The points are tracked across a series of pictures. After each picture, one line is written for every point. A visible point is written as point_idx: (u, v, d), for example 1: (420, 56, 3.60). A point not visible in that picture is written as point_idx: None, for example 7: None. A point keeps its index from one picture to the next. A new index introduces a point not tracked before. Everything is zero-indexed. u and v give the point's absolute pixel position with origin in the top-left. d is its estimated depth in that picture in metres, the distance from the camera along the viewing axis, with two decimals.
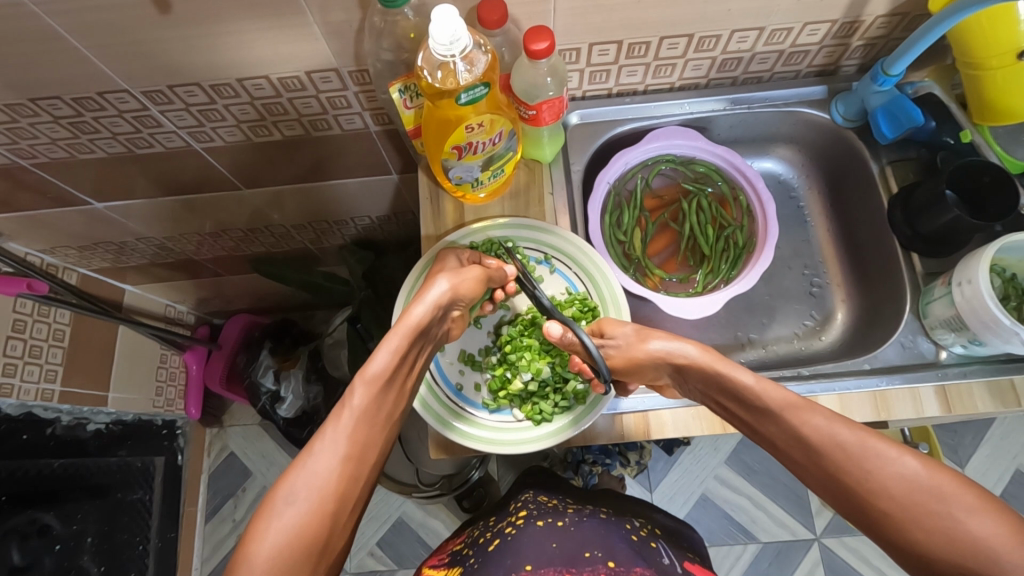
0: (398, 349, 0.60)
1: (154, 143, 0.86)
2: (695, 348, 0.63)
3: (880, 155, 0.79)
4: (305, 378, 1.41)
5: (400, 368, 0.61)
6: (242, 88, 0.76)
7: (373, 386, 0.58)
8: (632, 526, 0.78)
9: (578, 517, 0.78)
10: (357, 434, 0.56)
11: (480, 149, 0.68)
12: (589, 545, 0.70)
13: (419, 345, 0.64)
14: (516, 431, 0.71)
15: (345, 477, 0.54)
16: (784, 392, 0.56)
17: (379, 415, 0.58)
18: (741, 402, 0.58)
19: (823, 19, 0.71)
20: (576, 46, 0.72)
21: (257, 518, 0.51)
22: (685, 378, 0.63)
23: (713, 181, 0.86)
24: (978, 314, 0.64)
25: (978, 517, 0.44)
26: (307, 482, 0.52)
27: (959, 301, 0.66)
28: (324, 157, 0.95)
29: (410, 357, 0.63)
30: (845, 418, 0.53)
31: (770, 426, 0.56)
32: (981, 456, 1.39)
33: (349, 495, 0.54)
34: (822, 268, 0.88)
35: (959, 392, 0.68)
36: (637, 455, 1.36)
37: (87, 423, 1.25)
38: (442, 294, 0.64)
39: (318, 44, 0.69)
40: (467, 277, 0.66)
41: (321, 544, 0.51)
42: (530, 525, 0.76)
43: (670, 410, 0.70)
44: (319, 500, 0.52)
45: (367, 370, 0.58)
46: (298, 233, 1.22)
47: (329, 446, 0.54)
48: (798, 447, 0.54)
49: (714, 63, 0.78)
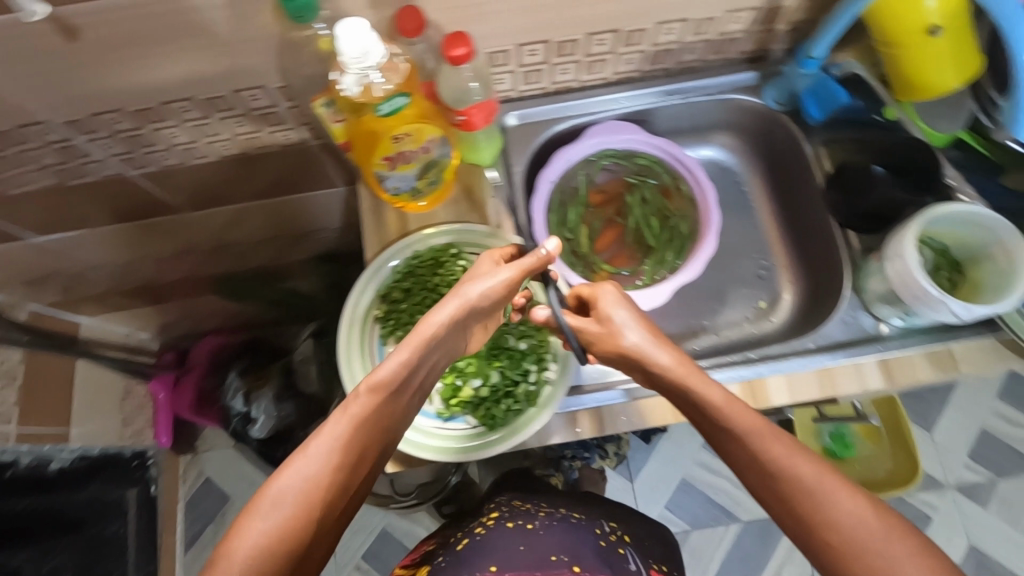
0: (406, 361, 0.57)
1: (86, 172, 0.84)
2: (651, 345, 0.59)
3: (813, 136, 0.81)
4: (276, 397, 1.37)
5: (407, 381, 0.58)
6: (169, 111, 0.74)
7: (378, 394, 0.55)
8: (601, 530, 0.79)
9: (549, 520, 0.78)
10: (353, 440, 0.53)
11: (412, 158, 0.67)
12: (556, 548, 0.71)
13: (433, 356, 0.61)
14: (470, 438, 0.69)
15: (335, 484, 0.51)
16: (752, 415, 0.54)
17: (379, 423, 0.56)
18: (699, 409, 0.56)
19: (745, 6, 0.72)
20: (504, 48, 0.71)
21: (241, 514, 0.48)
22: (653, 381, 0.60)
23: (656, 172, 0.86)
24: (910, 283, 0.64)
25: (914, 560, 0.46)
26: (295, 485, 0.50)
27: (895, 274, 0.66)
28: (267, 173, 0.93)
29: (421, 367, 0.60)
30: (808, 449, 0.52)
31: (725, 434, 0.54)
32: (948, 421, 1.43)
33: (336, 502, 0.52)
34: (769, 251, 0.89)
35: (900, 363, 0.70)
36: (616, 446, 1.40)
37: (50, 461, 1.21)
38: (464, 305, 0.60)
39: (240, 61, 0.68)
40: (495, 286, 0.61)
41: (300, 554, 0.49)
42: (500, 526, 0.77)
43: (622, 403, 0.71)
44: (305, 505, 0.49)
45: (374, 377, 0.56)
46: (253, 251, 1.20)
47: (322, 450, 0.52)
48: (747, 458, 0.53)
49: (645, 56, 0.79)
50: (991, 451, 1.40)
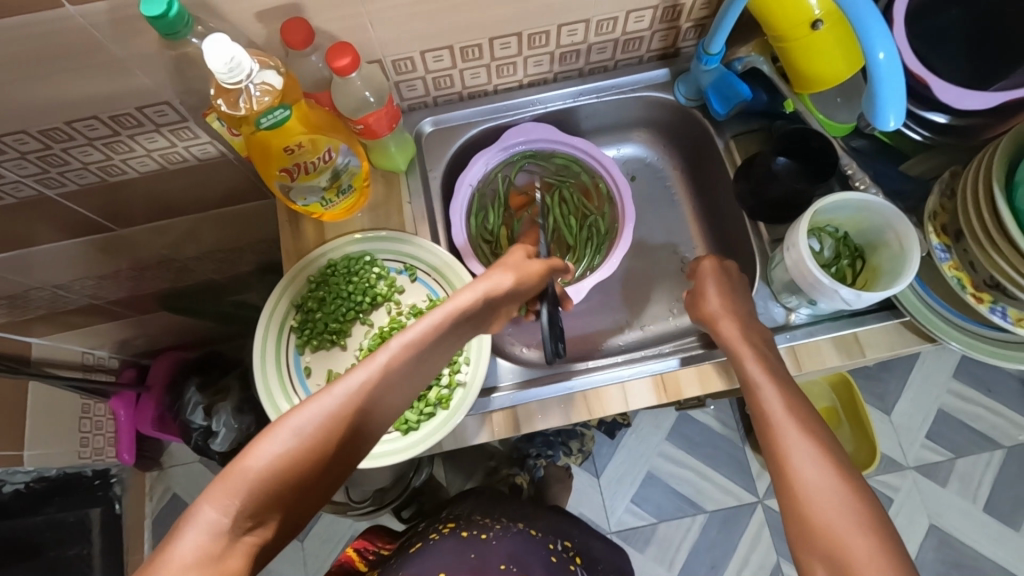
0: (440, 323, 0.53)
1: (3, 195, 0.83)
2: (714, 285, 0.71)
3: (723, 130, 0.82)
4: (236, 410, 1.37)
5: (440, 348, 0.54)
6: (75, 130, 0.74)
7: (416, 347, 0.51)
8: (554, 547, 0.83)
9: (502, 532, 0.81)
10: (379, 393, 0.48)
11: (313, 168, 0.67)
12: (507, 558, 0.75)
13: (466, 328, 0.57)
14: (384, 444, 0.70)
15: (356, 427, 0.47)
16: (800, 411, 0.56)
17: (416, 379, 0.51)
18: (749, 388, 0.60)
19: (643, 6, 0.73)
20: (407, 56, 0.72)
21: (260, 435, 0.44)
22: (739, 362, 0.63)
23: (574, 171, 0.87)
24: (806, 272, 0.65)
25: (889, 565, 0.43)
26: (317, 419, 0.45)
27: (793, 265, 0.67)
28: (195, 190, 0.94)
29: (455, 337, 0.56)
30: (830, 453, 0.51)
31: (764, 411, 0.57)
32: (905, 401, 1.45)
33: (349, 451, 0.47)
34: (691, 245, 0.90)
35: (807, 350, 0.71)
36: (579, 442, 1.42)
37: (3, 486, 1.24)
38: (501, 287, 0.59)
39: (139, 78, 0.68)
40: (523, 273, 0.63)
41: (303, 489, 0.44)
42: (454, 534, 0.80)
43: (537, 401, 0.72)
44: (323, 444, 0.44)
45: (410, 332, 0.51)
46: (197, 265, 1.20)
47: (351, 391, 0.47)
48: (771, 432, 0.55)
49: (554, 57, 0.80)
50: (948, 429, 1.42)
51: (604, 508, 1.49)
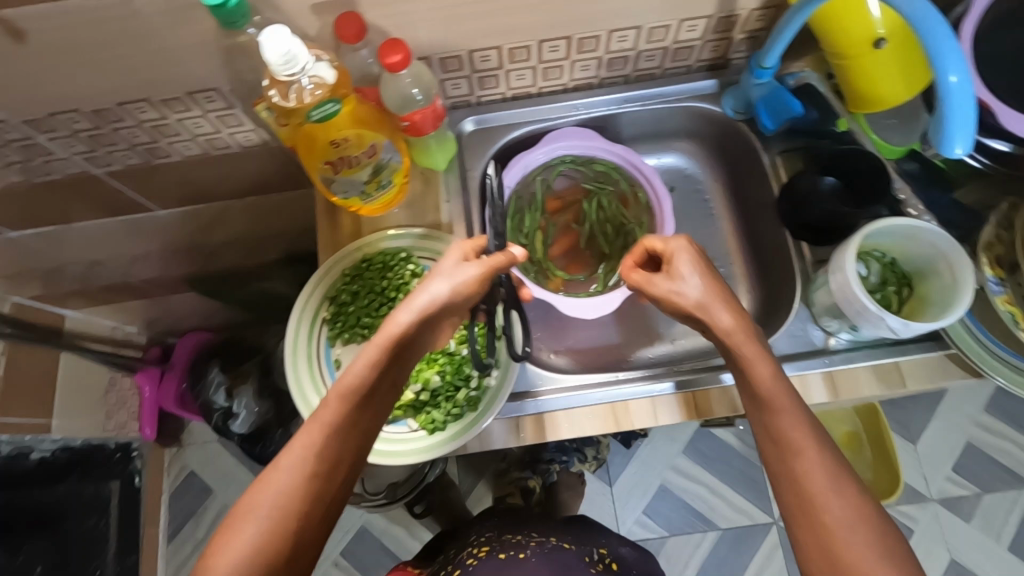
0: (374, 359, 0.57)
1: (51, 170, 0.85)
2: (701, 296, 0.59)
3: (770, 145, 0.80)
4: (256, 394, 1.39)
5: (381, 383, 0.58)
6: (126, 111, 0.76)
7: (347, 400, 0.55)
8: (590, 557, 0.84)
9: (540, 549, 0.82)
10: (324, 450, 0.54)
11: (357, 162, 0.68)
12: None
13: (404, 355, 0.60)
14: (410, 442, 0.70)
15: (310, 494, 0.52)
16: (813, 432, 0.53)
17: (353, 428, 0.56)
18: (787, 454, 0.53)
19: (697, 15, 0.72)
20: (455, 54, 0.72)
21: (226, 523, 0.51)
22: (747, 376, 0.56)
23: (614, 179, 0.85)
24: (695, 282, 0.60)
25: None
26: (271, 496, 0.51)
27: (671, 274, 0.61)
28: (233, 178, 0.95)
29: (394, 367, 0.59)
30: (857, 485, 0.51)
31: (815, 488, 0.51)
32: (933, 431, 1.41)
33: (315, 512, 0.53)
34: (728, 260, 0.88)
35: (845, 376, 0.70)
36: (595, 450, 1.37)
37: (31, 452, 1.25)
38: (439, 299, 0.60)
39: (192, 64, 0.69)
40: (463, 287, 0.60)
41: (283, 560, 0.51)
42: (492, 557, 0.80)
43: (565, 410, 0.71)
44: (283, 514, 0.51)
45: (344, 381, 0.56)
46: (229, 249, 1.21)
47: (295, 460, 0.53)
48: (831, 519, 0.50)
49: (601, 62, 0.79)
50: (975, 463, 1.38)
51: (615, 518, 1.47)
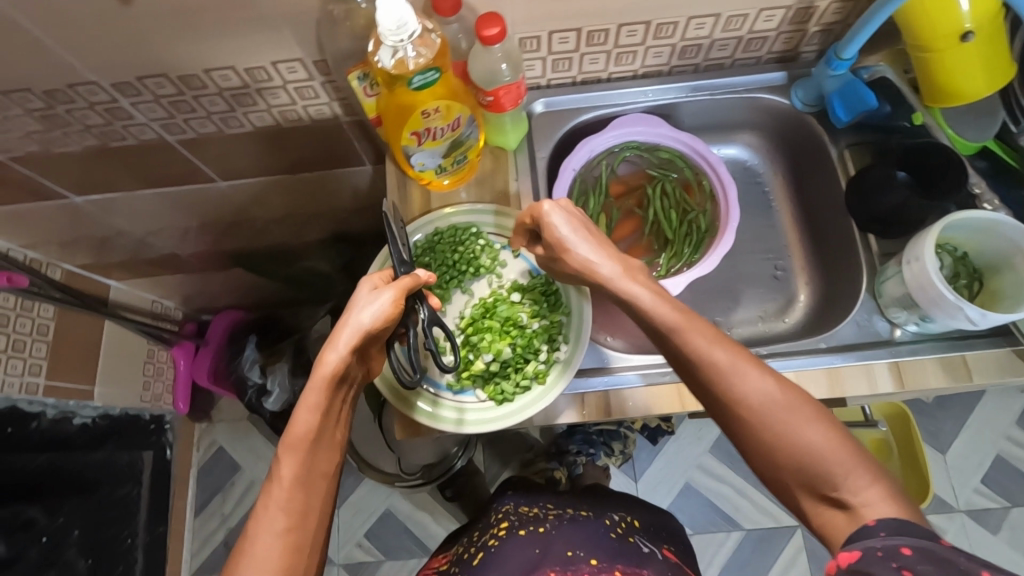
0: (317, 406, 0.58)
1: (128, 135, 0.88)
2: (607, 260, 0.60)
3: (838, 139, 0.81)
4: (291, 372, 1.41)
5: (327, 423, 0.59)
6: (210, 79, 0.78)
7: (299, 452, 0.57)
8: (611, 521, 0.83)
9: (559, 522, 0.80)
10: (293, 503, 0.56)
11: (440, 134, 0.69)
12: (572, 544, 0.76)
13: (341, 391, 0.61)
14: (479, 411, 0.71)
15: (289, 549, 0.55)
16: (724, 352, 0.53)
17: (312, 477, 0.58)
18: (702, 367, 0.53)
19: (777, 5, 0.73)
20: (536, 34, 0.73)
21: None
22: (659, 341, 0.56)
23: (677, 167, 0.87)
24: (590, 251, 0.61)
25: (869, 489, 0.48)
26: (252, 567, 0.53)
27: (556, 251, 0.62)
28: (294, 153, 0.97)
29: (337, 403, 0.60)
30: (779, 379, 0.52)
31: (739, 390, 0.52)
32: (962, 443, 1.40)
33: (299, 562, 0.56)
34: (785, 252, 0.89)
35: (911, 367, 0.70)
36: (622, 445, 1.36)
37: (73, 417, 1.25)
38: (356, 336, 0.58)
39: (280, 34, 0.71)
40: (386, 315, 0.60)
41: None
42: (513, 535, 0.79)
43: (630, 388, 0.73)
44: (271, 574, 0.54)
45: (290, 437, 0.57)
46: (278, 227, 1.22)
47: (267, 526, 0.55)
48: (762, 414, 0.51)
49: (674, 50, 0.80)
50: (1005, 477, 1.37)
51: None
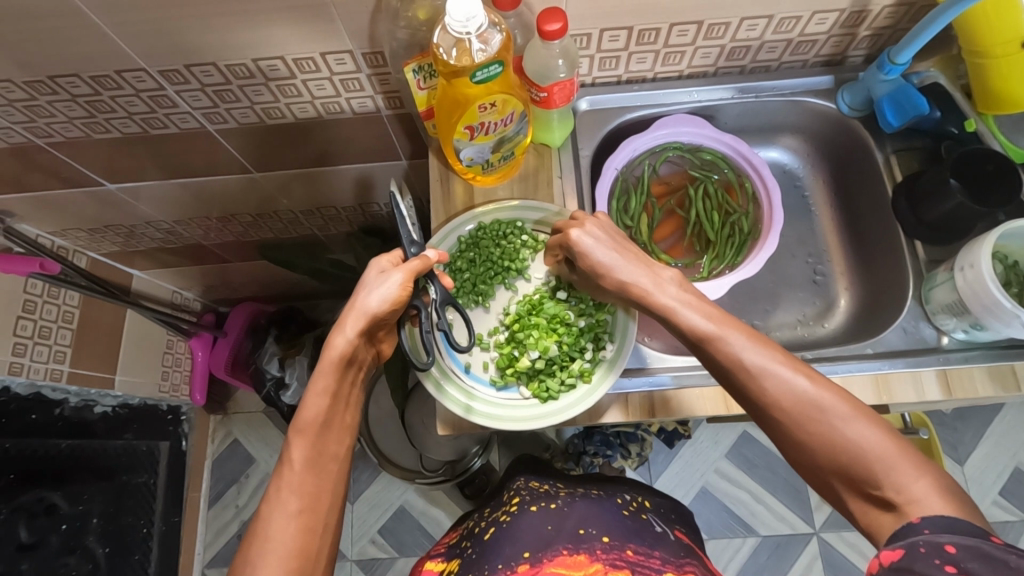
0: (327, 389, 0.58)
1: (169, 123, 0.88)
2: (644, 271, 0.61)
3: (884, 144, 0.81)
4: (310, 365, 1.39)
5: (337, 406, 0.60)
6: (257, 68, 0.77)
7: (309, 435, 0.57)
8: (623, 500, 0.75)
9: (572, 499, 0.73)
10: (305, 485, 0.55)
11: (491, 129, 0.69)
12: (584, 521, 0.68)
13: (350, 374, 0.62)
14: (522, 408, 0.71)
15: (301, 532, 0.53)
16: (755, 353, 0.52)
17: (324, 459, 0.57)
18: (730, 369, 0.53)
19: (831, 8, 0.72)
20: (587, 32, 0.72)
21: None
22: (695, 348, 0.56)
23: (720, 168, 0.86)
24: (631, 264, 0.62)
25: (917, 483, 0.45)
26: (264, 549, 0.51)
27: (598, 267, 0.63)
28: (330, 145, 0.96)
29: (346, 387, 0.61)
30: (814, 377, 0.50)
31: (768, 388, 0.51)
32: (981, 454, 1.38)
33: (312, 545, 0.54)
34: (826, 256, 0.89)
35: (960, 376, 0.69)
36: (639, 446, 1.31)
37: (95, 405, 1.25)
38: (363, 320, 0.60)
39: (332, 25, 0.71)
40: (394, 298, 0.61)
41: None
42: (524, 511, 0.72)
43: (657, 391, 0.72)
44: (282, 558, 0.52)
45: (300, 421, 0.57)
46: (306, 219, 1.22)
47: (278, 508, 0.53)
48: (794, 410, 0.49)
49: (722, 51, 0.79)
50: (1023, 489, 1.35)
51: None
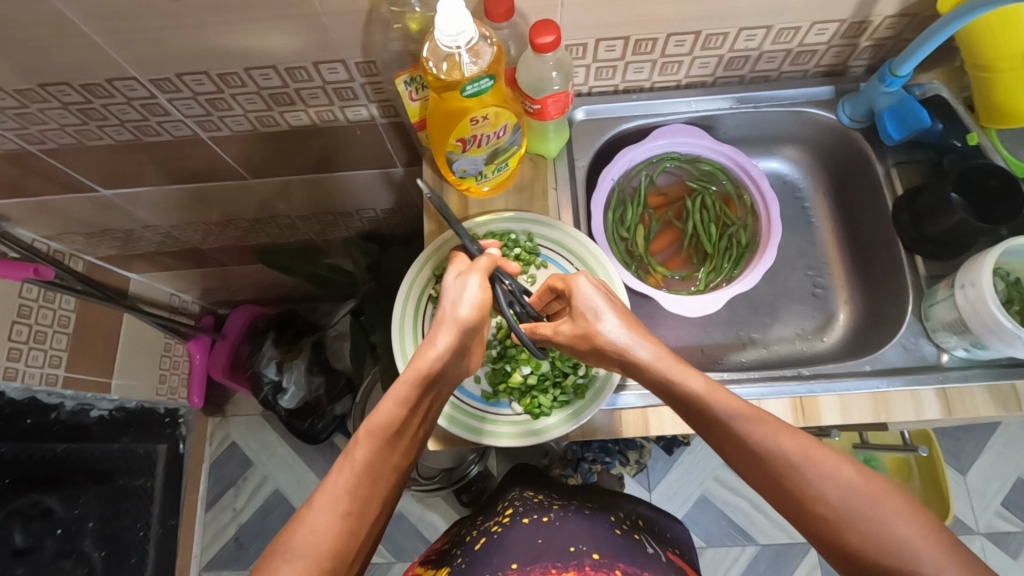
0: (406, 397, 0.56)
1: (162, 131, 0.87)
2: (648, 346, 0.58)
3: (886, 156, 0.80)
4: (307, 369, 1.39)
5: (408, 417, 0.57)
6: (250, 77, 0.77)
7: (377, 438, 0.54)
8: (615, 517, 0.73)
9: (564, 513, 0.72)
10: (359, 489, 0.52)
11: (484, 142, 0.68)
12: (575, 539, 0.66)
13: (433, 388, 0.60)
14: (515, 423, 0.71)
15: (345, 534, 0.51)
16: (784, 439, 0.50)
17: (382, 469, 0.55)
18: (772, 461, 0.50)
19: (831, 19, 0.71)
20: (582, 42, 0.71)
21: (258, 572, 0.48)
22: (707, 426, 0.54)
23: (718, 179, 0.85)
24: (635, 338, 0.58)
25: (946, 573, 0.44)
26: (305, 540, 0.49)
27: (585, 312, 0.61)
28: (325, 151, 0.95)
29: (424, 399, 0.59)
30: (845, 462, 0.49)
31: (818, 482, 0.49)
32: (983, 464, 1.36)
33: (349, 550, 0.51)
34: (826, 269, 0.88)
35: (960, 396, 0.68)
36: (637, 454, 1.29)
37: (91, 409, 1.24)
38: (455, 331, 0.59)
39: (324, 34, 0.70)
40: (479, 303, 0.61)
41: None
42: (516, 523, 0.71)
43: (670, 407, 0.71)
44: (317, 557, 0.49)
45: (372, 420, 0.55)
46: (303, 224, 1.21)
47: (328, 502, 0.51)
48: (845, 507, 0.48)
49: (721, 61, 0.78)
50: None
51: None
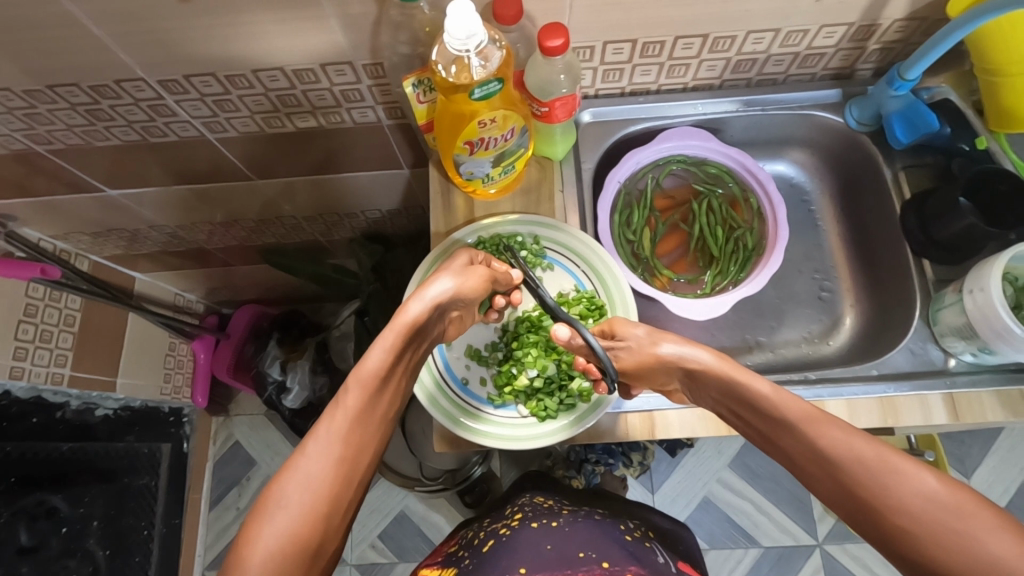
0: (393, 347, 0.56)
1: (169, 132, 0.87)
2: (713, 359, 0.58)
3: (893, 160, 0.79)
4: (311, 370, 1.38)
5: (395, 367, 0.58)
6: (258, 79, 0.77)
7: (368, 386, 0.54)
8: (626, 526, 0.73)
9: (573, 518, 0.72)
10: (352, 435, 0.53)
11: (492, 145, 0.68)
12: (584, 544, 0.66)
13: (414, 342, 0.60)
14: (522, 426, 0.71)
15: (340, 480, 0.51)
16: (857, 442, 0.48)
17: (371, 417, 0.55)
18: (846, 467, 0.48)
19: (840, 22, 0.70)
20: (590, 44, 0.71)
21: (251, 519, 0.48)
22: (776, 431, 0.53)
23: (725, 182, 0.85)
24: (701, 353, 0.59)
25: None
26: (300, 484, 0.49)
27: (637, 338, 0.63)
28: (331, 152, 0.95)
29: (406, 354, 0.60)
30: (933, 469, 0.46)
31: (895, 490, 0.45)
32: (988, 467, 1.36)
33: (343, 496, 0.51)
34: (833, 272, 0.88)
35: (968, 400, 0.68)
36: (641, 455, 1.28)
37: (96, 408, 1.24)
38: (444, 294, 0.60)
39: (333, 35, 0.70)
40: (472, 281, 0.62)
41: (312, 549, 0.48)
42: (525, 526, 0.71)
43: (675, 411, 0.71)
44: (313, 500, 0.49)
45: (362, 368, 0.55)
46: (308, 225, 1.22)
47: (322, 448, 0.51)
48: (923, 517, 0.44)
49: (728, 64, 0.78)
50: None
51: None
